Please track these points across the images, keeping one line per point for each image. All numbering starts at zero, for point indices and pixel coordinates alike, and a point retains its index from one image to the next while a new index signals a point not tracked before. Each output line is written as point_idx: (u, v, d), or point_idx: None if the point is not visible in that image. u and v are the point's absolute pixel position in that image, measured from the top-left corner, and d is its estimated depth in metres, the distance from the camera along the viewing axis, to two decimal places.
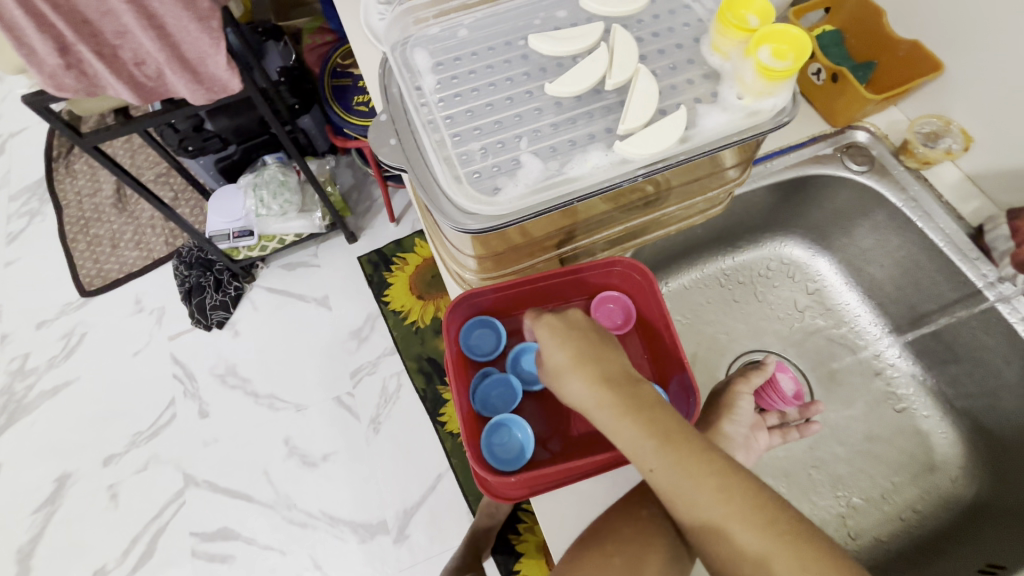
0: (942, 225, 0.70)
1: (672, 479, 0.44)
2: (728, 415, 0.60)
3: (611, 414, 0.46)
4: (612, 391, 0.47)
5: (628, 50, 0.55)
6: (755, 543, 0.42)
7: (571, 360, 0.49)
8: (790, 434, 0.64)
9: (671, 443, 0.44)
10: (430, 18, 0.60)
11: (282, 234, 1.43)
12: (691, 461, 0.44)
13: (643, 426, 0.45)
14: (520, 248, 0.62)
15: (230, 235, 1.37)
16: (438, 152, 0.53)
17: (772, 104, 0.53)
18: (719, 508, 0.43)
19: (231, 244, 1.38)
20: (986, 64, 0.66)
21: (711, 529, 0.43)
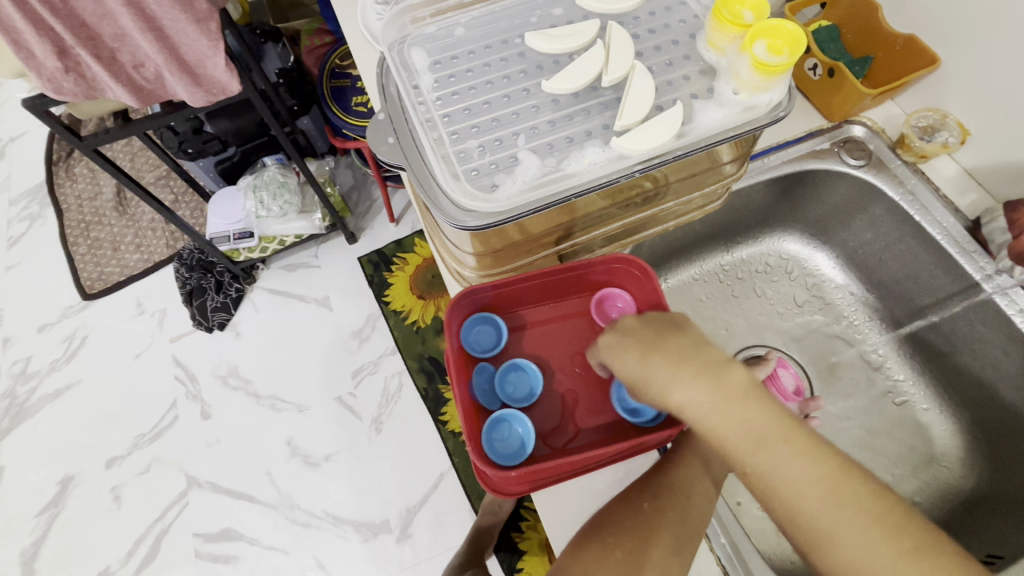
0: (939, 219, 0.71)
1: (780, 475, 0.44)
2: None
3: (713, 409, 0.45)
4: (712, 385, 0.46)
5: (624, 47, 0.55)
6: (865, 535, 0.43)
7: (655, 356, 0.48)
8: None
9: (776, 438, 0.44)
10: (428, 16, 0.60)
11: (283, 235, 1.43)
12: (802, 455, 0.44)
13: (750, 422, 0.45)
14: (518, 245, 0.62)
15: (231, 236, 1.37)
16: (437, 150, 0.53)
17: (768, 99, 0.53)
18: (832, 505, 0.43)
19: (232, 245, 1.38)
20: (982, 57, 0.66)
21: (820, 525, 0.43)
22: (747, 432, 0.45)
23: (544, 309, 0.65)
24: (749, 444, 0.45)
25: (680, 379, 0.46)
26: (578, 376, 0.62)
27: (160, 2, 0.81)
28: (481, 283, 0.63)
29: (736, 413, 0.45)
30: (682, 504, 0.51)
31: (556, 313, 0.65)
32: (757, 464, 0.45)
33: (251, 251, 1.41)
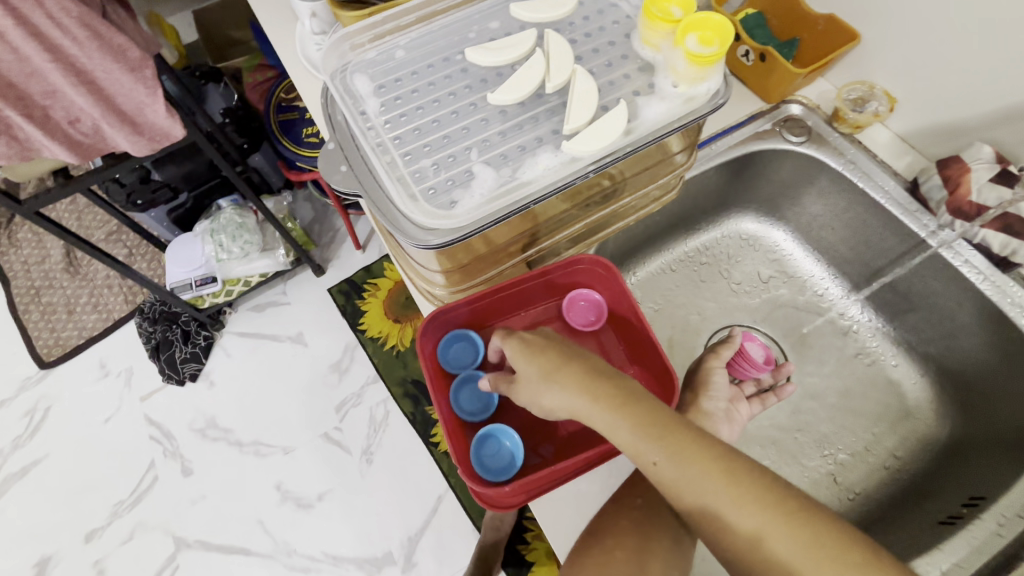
0: (880, 183, 0.74)
1: (671, 475, 0.44)
2: (704, 391, 0.65)
3: (592, 409, 0.47)
4: (590, 383, 0.48)
5: (563, 53, 0.57)
6: (765, 521, 0.42)
7: (547, 365, 0.50)
8: (769, 400, 0.69)
9: (662, 436, 0.45)
10: (366, 42, 0.61)
11: (248, 276, 1.40)
12: (687, 449, 0.45)
13: (638, 423, 0.45)
14: (487, 257, 0.63)
15: (192, 284, 1.34)
16: (391, 173, 0.53)
17: (706, 88, 0.55)
18: (720, 492, 0.43)
19: (195, 294, 1.34)
20: (895, 29, 0.70)
21: (716, 513, 0.43)
22: (638, 427, 0.45)
23: (517, 319, 0.66)
24: (640, 448, 0.45)
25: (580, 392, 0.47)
26: None
27: (89, 54, 0.79)
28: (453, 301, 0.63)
29: (625, 413, 0.46)
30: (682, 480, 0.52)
31: (527, 322, 0.66)
32: (650, 462, 0.45)
33: (216, 297, 1.38)
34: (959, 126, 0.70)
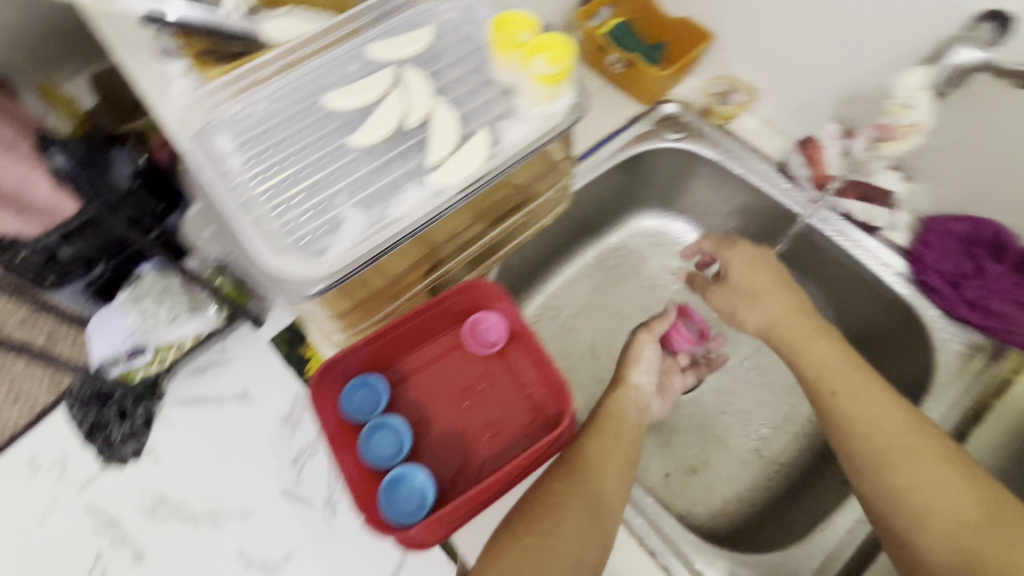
0: (755, 168, 0.78)
1: (845, 410, 0.62)
2: (635, 365, 0.72)
3: (800, 329, 0.69)
4: (795, 316, 0.70)
5: (422, 88, 0.58)
6: (914, 458, 0.57)
7: (781, 289, 0.72)
8: (702, 370, 0.80)
9: (848, 372, 0.64)
10: (225, 99, 0.60)
11: (181, 340, 0.88)
12: (872, 393, 0.62)
13: (828, 347, 0.67)
14: (379, 295, 0.62)
15: (122, 356, 0.87)
16: (260, 229, 0.52)
17: (563, 104, 0.58)
18: (884, 426, 0.60)
19: (127, 369, 0.87)
20: (743, 25, 0.75)
21: (880, 443, 0.59)
22: (825, 367, 0.66)
23: (419, 355, 0.64)
24: (825, 389, 0.64)
25: (769, 307, 0.71)
26: (469, 410, 0.61)
27: None
28: (352, 344, 0.59)
29: (828, 345, 0.67)
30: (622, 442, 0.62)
31: (430, 356, 0.64)
32: (833, 389, 0.64)
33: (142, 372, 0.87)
34: (812, 108, 0.75)
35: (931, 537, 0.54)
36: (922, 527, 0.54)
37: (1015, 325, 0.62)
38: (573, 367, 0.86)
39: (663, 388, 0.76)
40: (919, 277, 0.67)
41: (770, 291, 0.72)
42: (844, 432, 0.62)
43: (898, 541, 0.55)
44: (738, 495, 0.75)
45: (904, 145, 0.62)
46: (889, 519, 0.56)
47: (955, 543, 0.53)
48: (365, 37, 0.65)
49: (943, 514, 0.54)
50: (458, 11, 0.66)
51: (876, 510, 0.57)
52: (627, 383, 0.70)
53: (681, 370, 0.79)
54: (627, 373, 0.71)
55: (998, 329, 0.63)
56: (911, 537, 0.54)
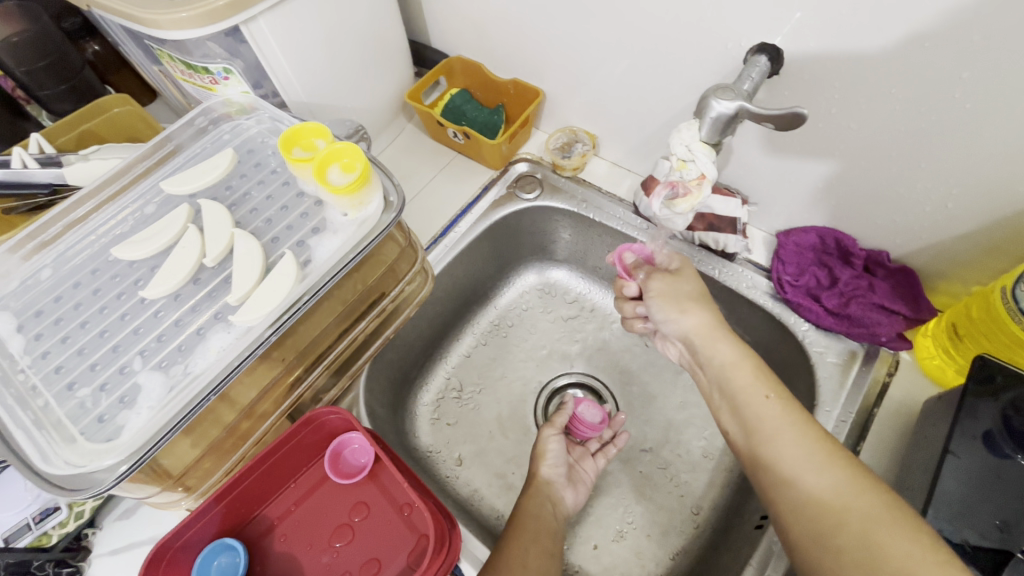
0: (611, 213, 0.78)
1: (764, 416, 0.53)
2: (541, 462, 0.69)
3: (709, 336, 0.60)
4: (718, 331, 0.60)
5: (217, 221, 0.54)
6: (831, 478, 0.48)
7: (707, 310, 0.61)
8: (610, 450, 0.74)
9: (762, 385, 0.55)
10: (7, 272, 0.54)
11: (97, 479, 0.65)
12: (784, 407, 0.53)
13: (740, 352, 0.58)
14: (217, 448, 0.56)
15: (28, 522, 0.59)
16: (45, 419, 0.46)
17: (372, 209, 0.54)
18: (794, 445, 0.50)
19: (38, 535, 0.60)
20: (564, 82, 0.76)
21: (794, 463, 0.50)
22: (730, 369, 0.57)
23: (287, 496, 0.59)
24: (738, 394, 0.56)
25: (694, 323, 0.61)
26: (344, 550, 0.56)
27: None
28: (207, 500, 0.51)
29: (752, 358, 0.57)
30: (543, 539, 0.59)
31: (299, 494, 0.59)
32: (747, 401, 0.55)
33: (59, 532, 0.62)
34: (649, 145, 0.75)
35: (843, 548, 0.44)
36: (833, 541, 0.45)
37: (875, 328, 0.62)
38: (482, 451, 0.79)
39: (574, 476, 0.70)
40: (781, 293, 0.68)
41: (690, 301, 0.62)
42: (755, 437, 0.53)
43: (808, 555, 0.46)
44: (669, 550, 0.71)
45: (694, 200, 0.55)
46: (801, 529, 0.47)
47: (862, 552, 0.43)
48: (164, 171, 0.61)
49: (856, 525, 0.45)
50: (263, 125, 0.64)
51: (786, 527, 0.49)
52: (537, 482, 0.66)
53: (592, 455, 0.74)
54: (535, 470, 0.68)
55: (862, 335, 0.63)
56: (816, 551, 0.46)
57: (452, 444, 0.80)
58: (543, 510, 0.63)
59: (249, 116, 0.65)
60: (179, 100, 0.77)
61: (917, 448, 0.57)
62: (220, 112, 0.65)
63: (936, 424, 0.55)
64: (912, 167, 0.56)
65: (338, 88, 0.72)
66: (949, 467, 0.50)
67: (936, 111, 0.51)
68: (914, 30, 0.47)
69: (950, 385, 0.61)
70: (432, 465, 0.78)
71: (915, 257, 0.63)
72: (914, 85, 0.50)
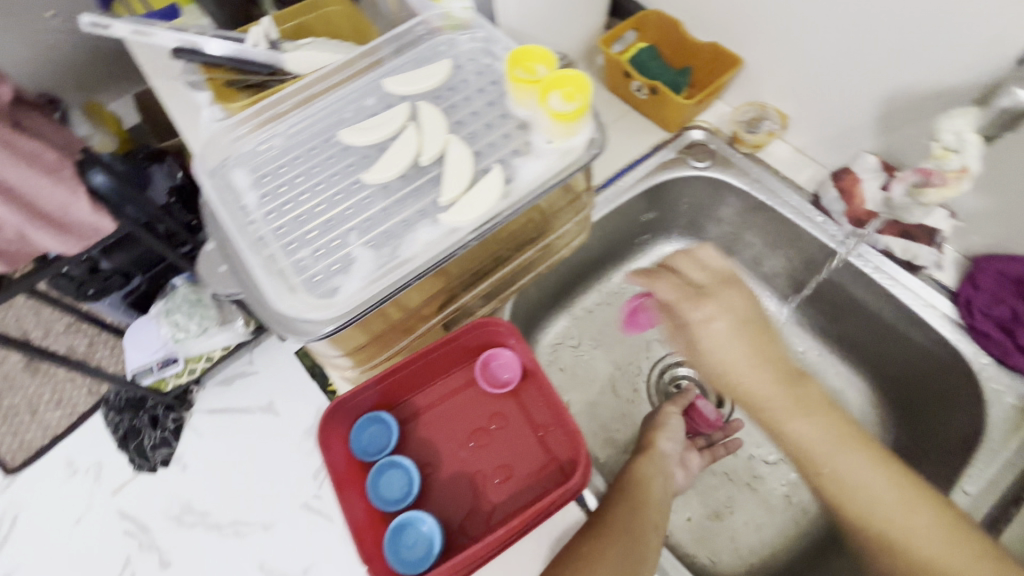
0: (785, 199, 0.75)
1: (839, 458, 0.59)
2: (660, 431, 0.70)
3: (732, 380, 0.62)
4: (755, 367, 0.62)
5: (435, 124, 0.57)
6: (926, 524, 0.55)
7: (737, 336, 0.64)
8: (719, 453, 0.74)
9: (819, 414, 0.61)
10: (246, 134, 0.61)
11: (212, 351, 0.83)
12: (857, 449, 0.59)
13: (775, 389, 0.62)
14: (393, 330, 0.61)
15: (153, 367, 0.84)
16: (271, 268, 0.52)
17: (578, 140, 0.56)
18: (885, 489, 0.57)
19: (157, 378, 0.83)
20: (772, 53, 0.72)
21: (888, 511, 0.56)
22: (797, 407, 0.61)
23: (433, 391, 0.63)
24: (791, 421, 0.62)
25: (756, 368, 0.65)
26: (478, 451, 0.60)
27: None
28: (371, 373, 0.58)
29: (796, 408, 0.61)
30: (654, 505, 0.60)
31: (444, 391, 0.63)
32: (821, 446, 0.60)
33: (175, 381, 0.82)
34: (849, 136, 0.71)
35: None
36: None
37: None
38: (592, 402, 0.82)
39: (688, 457, 0.71)
40: (966, 319, 0.64)
41: (716, 300, 0.66)
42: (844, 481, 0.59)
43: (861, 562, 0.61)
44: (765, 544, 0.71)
45: (948, 193, 0.57)
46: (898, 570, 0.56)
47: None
48: (382, 69, 0.64)
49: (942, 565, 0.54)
50: (477, 43, 0.66)
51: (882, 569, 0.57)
52: (652, 449, 0.67)
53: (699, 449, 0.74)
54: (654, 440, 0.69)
55: None
56: None
57: (563, 389, 0.82)
58: (655, 479, 0.63)
59: (463, 32, 0.67)
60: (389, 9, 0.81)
61: None
62: (436, 25, 0.67)
63: None
64: None
65: (543, 20, 0.72)
66: None
67: None
68: None
69: None
70: None
71: None
72: None
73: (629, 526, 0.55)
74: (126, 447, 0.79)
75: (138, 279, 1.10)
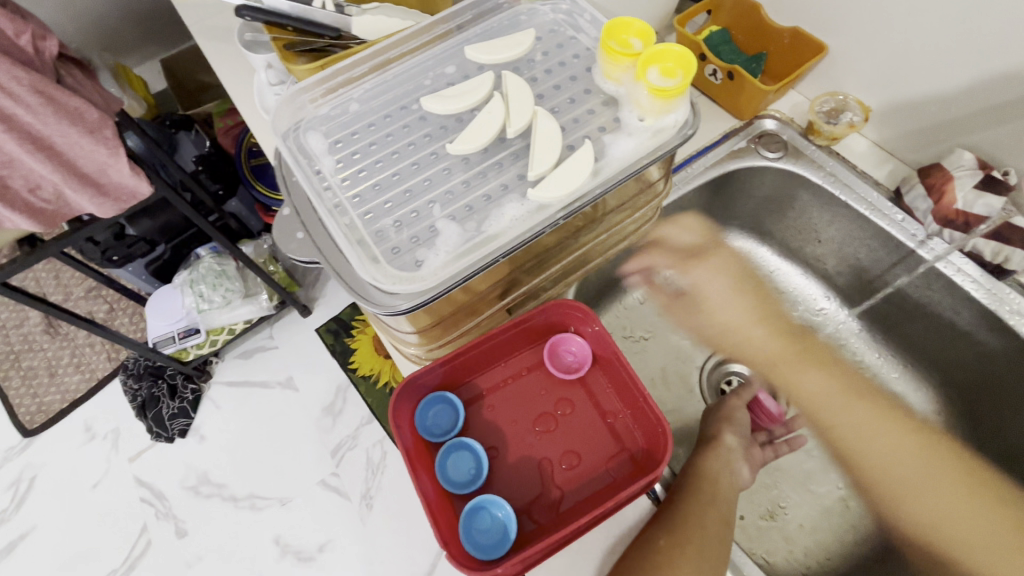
0: (862, 195, 0.72)
1: None
2: (726, 426, 0.69)
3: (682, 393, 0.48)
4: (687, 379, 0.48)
5: (521, 95, 0.55)
6: None
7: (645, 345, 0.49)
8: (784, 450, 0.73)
9: None
10: (320, 97, 0.58)
11: (232, 323, 1.09)
12: None
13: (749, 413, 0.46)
14: (463, 310, 0.59)
15: (175, 336, 1.05)
16: (350, 236, 0.50)
17: (673, 119, 0.53)
18: None
19: (178, 347, 1.05)
20: (861, 41, 0.70)
21: None
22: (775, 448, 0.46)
23: (498, 371, 0.61)
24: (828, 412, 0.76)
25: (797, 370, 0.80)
26: (545, 437, 0.58)
27: (34, 110, 0.64)
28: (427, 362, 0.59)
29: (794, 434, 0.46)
30: (722, 502, 0.58)
31: (510, 372, 0.61)
32: None
33: (194, 351, 1.07)
34: (937, 133, 0.69)
35: None
36: None
37: None
38: None
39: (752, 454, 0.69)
40: None
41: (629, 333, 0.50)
42: None
43: None
44: (817, 546, 0.69)
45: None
46: None
47: None
48: (462, 36, 0.62)
49: None
50: (561, 13, 0.63)
51: None
52: (718, 443, 0.67)
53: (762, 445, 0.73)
54: (720, 433, 0.69)
55: None
56: None
57: None
58: (722, 473, 0.62)
59: (545, 2, 0.64)
60: None
61: None
62: None
63: None
64: None
65: None
66: None
67: None
68: None
69: None
70: None
71: None
72: None
73: (704, 518, 0.54)
74: (143, 416, 1.09)
75: (162, 248, 1.09)
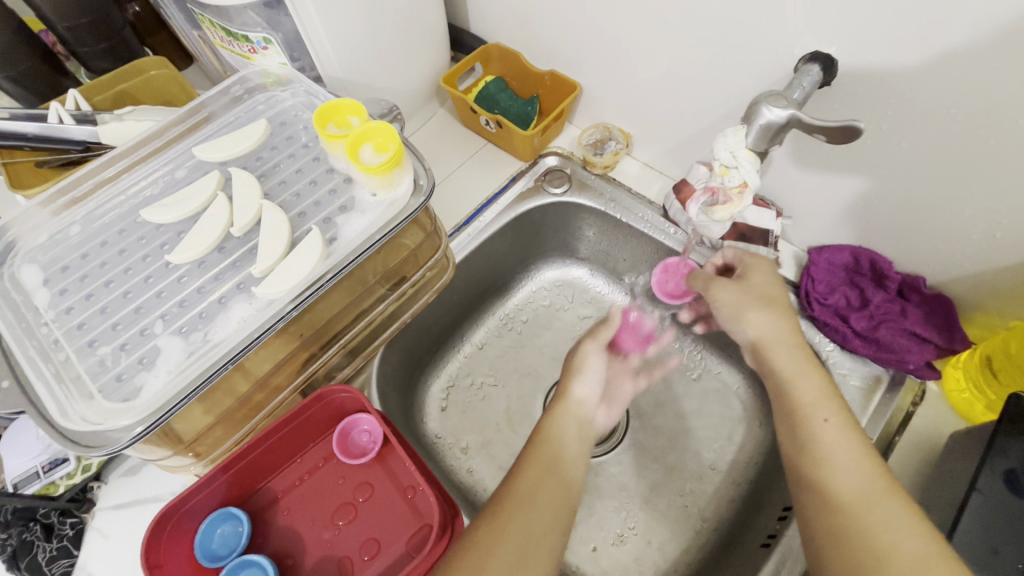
0: (638, 215, 0.77)
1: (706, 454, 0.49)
2: (577, 376, 0.66)
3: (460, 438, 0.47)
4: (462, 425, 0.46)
5: (247, 191, 0.54)
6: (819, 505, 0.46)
7: None
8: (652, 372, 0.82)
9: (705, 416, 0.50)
10: (38, 224, 0.55)
11: None
12: None
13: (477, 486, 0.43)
14: (237, 412, 0.56)
15: (37, 470, 0.60)
16: (64, 374, 0.46)
17: (403, 190, 0.54)
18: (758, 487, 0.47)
19: (45, 483, 0.61)
20: (602, 78, 0.75)
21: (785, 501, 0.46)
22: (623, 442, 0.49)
23: (294, 468, 0.59)
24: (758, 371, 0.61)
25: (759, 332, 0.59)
26: (345, 530, 0.56)
27: None
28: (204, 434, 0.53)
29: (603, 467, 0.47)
30: (559, 467, 0.56)
31: (306, 467, 0.59)
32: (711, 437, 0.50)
33: None
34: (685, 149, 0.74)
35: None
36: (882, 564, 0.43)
37: (904, 354, 0.61)
38: (488, 442, 0.79)
39: (609, 395, 0.72)
40: (807, 310, 0.66)
41: None
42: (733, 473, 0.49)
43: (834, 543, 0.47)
44: (669, 560, 0.70)
45: (733, 208, 0.58)
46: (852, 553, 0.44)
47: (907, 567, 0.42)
48: (198, 134, 0.61)
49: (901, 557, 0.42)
50: (299, 98, 0.63)
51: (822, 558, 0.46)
52: (566, 398, 0.63)
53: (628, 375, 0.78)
54: (568, 385, 0.65)
55: (889, 360, 0.62)
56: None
57: (459, 433, 0.80)
58: (565, 433, 0.59)
59: (284, 89, 0.64)
60: (216, 68, 0.77)
61: (939, 483, 0.57)
62: (256, 82, 0.64)
63: (966, 456, 0.55)
64: (964, 194, 0.54)
65: (373, 68, 0.71)
66: (973, 504, 0.49)
67: (995, 137, 0.48)
68: (974, 46, 0.45)
69: (978, 420, 0.60)
70: (438, 452, 0.78)
71: (953, 285, 0.61)
72: (974, 108, 0.48)
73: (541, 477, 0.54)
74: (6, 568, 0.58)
75: None
